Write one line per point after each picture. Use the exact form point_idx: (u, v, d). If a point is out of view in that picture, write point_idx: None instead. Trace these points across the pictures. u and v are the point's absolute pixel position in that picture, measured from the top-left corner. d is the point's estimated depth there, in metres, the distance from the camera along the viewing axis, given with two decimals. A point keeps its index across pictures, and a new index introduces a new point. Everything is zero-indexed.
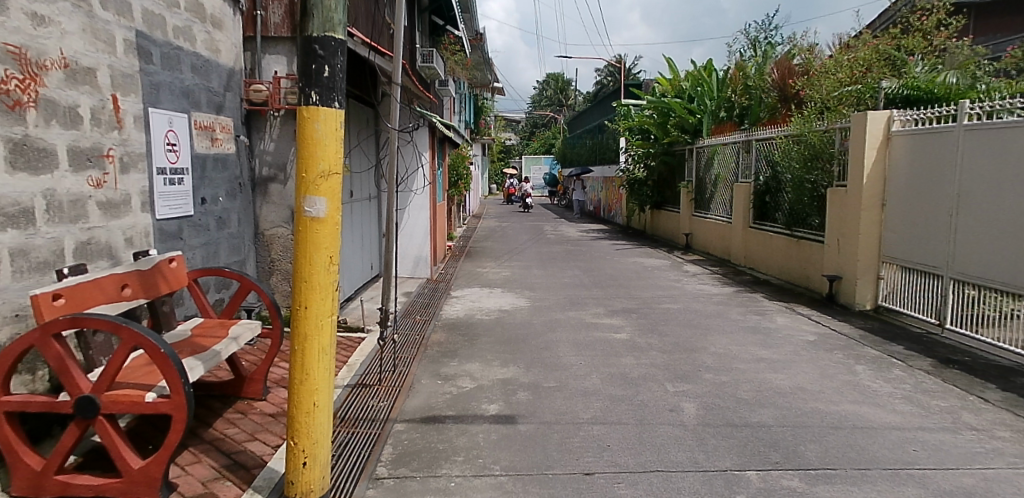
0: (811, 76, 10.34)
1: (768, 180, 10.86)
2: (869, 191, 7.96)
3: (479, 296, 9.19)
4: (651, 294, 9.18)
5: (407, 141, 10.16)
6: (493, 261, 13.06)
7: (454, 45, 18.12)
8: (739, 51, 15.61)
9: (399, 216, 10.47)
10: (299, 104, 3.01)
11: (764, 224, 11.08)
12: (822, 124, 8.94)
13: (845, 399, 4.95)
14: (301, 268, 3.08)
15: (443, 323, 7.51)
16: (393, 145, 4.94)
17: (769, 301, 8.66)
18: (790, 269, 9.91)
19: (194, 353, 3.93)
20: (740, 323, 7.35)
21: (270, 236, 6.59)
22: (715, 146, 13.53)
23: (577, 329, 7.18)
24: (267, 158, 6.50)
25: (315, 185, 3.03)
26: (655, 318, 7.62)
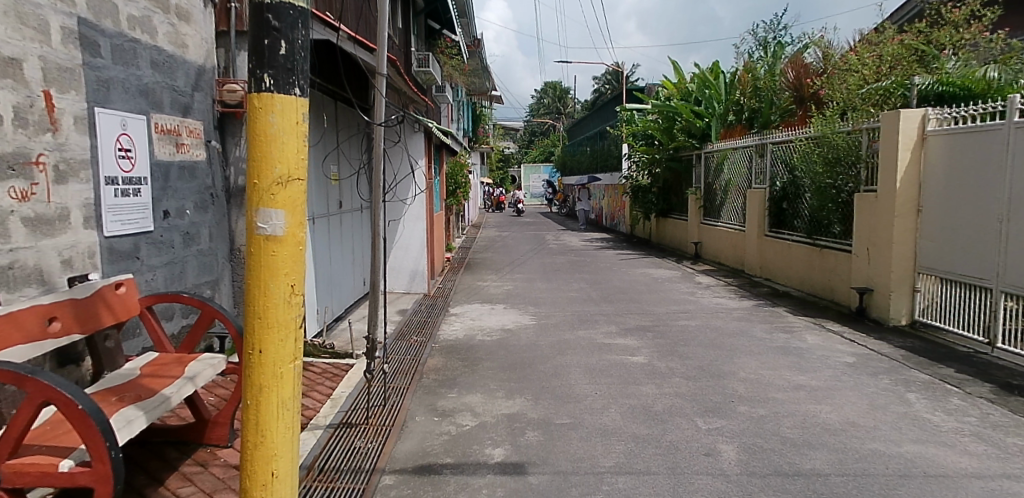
0: (831, 74, 9.71)
1: (787, 184, 10.19)
2: (903, 196, 7.30)
3: (480, 313, 8.51)
4: (665, 309, 8.51)
5: (396, 145, 9.55)
6: (494, 273, 12.40)
7: (451, 48, 17.56)
8: (746, 51, 14.98)
9: (393, 228, 9.84)
10: (248, 91, 2.35)
11: (781, 232, 10.43)
12: (846, 125, 8.37)
13: (906, 437, 4.28)
14: (254, 300, 2.42)
15: (441, 346, 6.84)
16: (378, 153, 4.18)
17: (794, 316, 7.99)
18: (812, 280, 9.26)
19: (138, 400, 3.22)
20: (767, 343, 6.68)
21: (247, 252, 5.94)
22: (724, 151, 12.93)
23: (589, 351, 6.51)
24: (243, 165, 5.84)
25: (271, 194, 2.37)
26: (675, 337, 6.95)
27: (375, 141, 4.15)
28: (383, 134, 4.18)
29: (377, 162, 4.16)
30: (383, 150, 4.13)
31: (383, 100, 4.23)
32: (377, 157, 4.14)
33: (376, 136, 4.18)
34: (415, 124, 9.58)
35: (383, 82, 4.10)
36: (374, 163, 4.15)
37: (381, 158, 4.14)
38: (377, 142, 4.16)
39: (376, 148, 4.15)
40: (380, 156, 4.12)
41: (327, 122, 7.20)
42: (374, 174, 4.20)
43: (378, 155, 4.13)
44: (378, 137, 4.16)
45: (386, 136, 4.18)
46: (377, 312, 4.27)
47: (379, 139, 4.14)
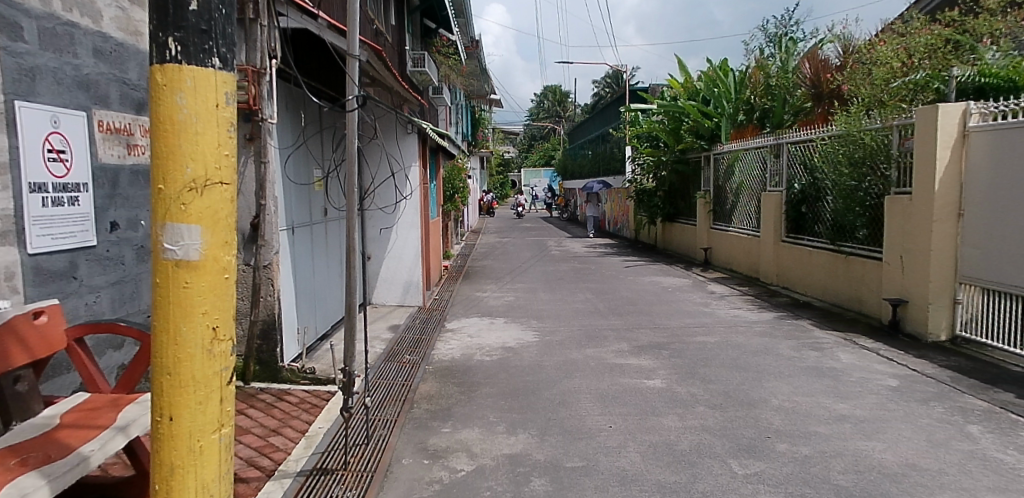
0: (856, 69, 9.08)
1: (808, 186, 9.54)
2: (941, 199, 6.64)
3: (478, 329, 7.82)
4: (680, 323, 7.85)
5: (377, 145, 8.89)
6: (494, 283, 11.73)
7: (448, 48, 16.98)
8: (756, 49, 14.28)
9: (385, 236, 9.16)
10: (152, 63, 1.71)
11: (800, 238, 9.79)
12: (874, 122, 7.77)
13: (980, 484, 3.61)
14: (161, 350, 1.77)
15: (435, 368, 6.18)
16: (353, 153, 3.51)
17: (821, 330, 7.34)
18: (837, 290, 8.61)
19: (45, 462, 2.54)
20: (797, 364, 6.01)
21: None
22: (734, 152, 12.35)
23: (600, 374, 5.82)
24: None
25: (182, 204, 1.72)
26: (693, 357, 6.28)
27: (347, 137, 3.49)
28: (357, 130, 3.52)
29: (352, 165, 3.48)
30: (359, 149, 3.47)
31: (356, 92, 3.60)
32: (350, 158, 3.48)
33: (349, 130, 3.52)
34: (409, 124, 8.91)
35: (356, 65, 3.49)
36: (347, 164, 3.48)
37: (356, 158, 3.48)
38: (349, 141, 3.50)
39: (348, 146, 3.50)
40: (356, 157, 3.46)
41: (309, 121, 6.58)
42: (346, 176, 3.53)
43: (352, 155, 3.47)
44: (352, 134, 3.50)
45: (361, 133, 3.53)
46: (352, 343, 3.63)
47: (353, 137, 3.48)
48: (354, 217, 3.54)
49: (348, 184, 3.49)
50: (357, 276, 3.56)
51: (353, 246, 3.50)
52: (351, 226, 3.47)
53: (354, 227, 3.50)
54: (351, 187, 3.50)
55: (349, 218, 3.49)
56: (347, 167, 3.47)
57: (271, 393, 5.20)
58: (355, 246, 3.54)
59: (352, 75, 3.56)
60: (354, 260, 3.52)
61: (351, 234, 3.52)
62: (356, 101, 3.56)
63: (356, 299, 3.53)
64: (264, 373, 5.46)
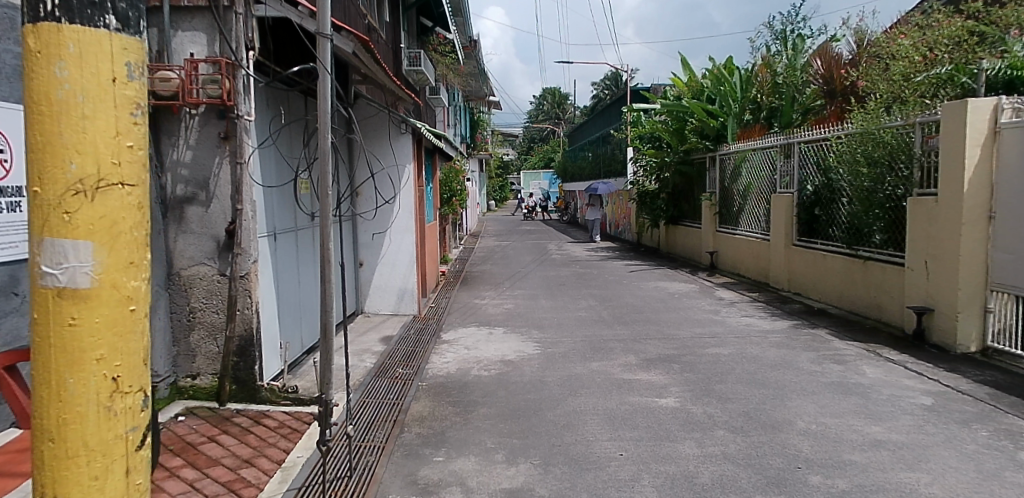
0: (872, 65, 8.67)
1: (822, 188, 9.12)
2: (972, 201, 6.19)
3: (476, 341, 7.34)
4: (690, 333, 7.40)
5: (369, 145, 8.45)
6: (493, 289, 11.28)
7: (444, 47, 16.57)
8: (762, 46, 13.87)
9: (378, 241, 8.70)
10: (28, 26, 1.31)
11: (813, 241, 9.36)
12: (895, 119, 7.36)
13: None
14: (42, 406, 1.37)
15: (429, 385, 5.73)
16: (327, 151, 3.05)
17: (841, 341, 6.89)
18: (854, 296, 8.17)
19: None
20: (821, 380, 5.55)
21: (189, 276, 4.92)
22: (742, 153, 11.93)
23: (607, 392, 5.36)
24: (182, 172, 4.85)
25: (65, 213, 1.33)
26: (707, 371, 5.83)
27: (319, 132, 3.04)
28: (331, 124, 3.07)
29: (325, 165, 3.03)
30: (333, 145, 3.02)
31: (330, 81, 3.16)
32: (324, 155, 3.02)
33: (322, 124, 3.07)
34: (402, 124, 8.47)
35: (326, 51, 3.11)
36: (321, 162, 3.03)
37: (331, 155, 3.02)
38: (322, 136, 3.05)
39: (320, 143, 3.04)
40: (330, 154, 3.01)
41: (293, 119, 6.14)
42: (319, 177, 3.08)
43: (326, 152, 3.01)
44: (325, 130, 3.05)
45: (336, 128, 3.08)
46: (329, 367, 3.18)
47: (326, 131, 3.03)
48: (328, 222, 3.09)
49: (321, 186, 3.03)
50: (334, 291, 3.13)
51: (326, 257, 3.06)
52: (323, 236, 3.02)
53: (328, 235, 3.05)
54: (325, 189, 3.04)
55: (322, 226, 3.04)
56: (319, 167, 3.01)
57: (248, 417, 4.75)
58: (330, 257, 3.09)
59: (325, 60, 3.13)
60: (329, 274, 3.07)
61: (325, 244, 3.07)
62: (330, 92, 3.11)
63: (333, 317, 3.09)
64: (241, 393, 4.99)
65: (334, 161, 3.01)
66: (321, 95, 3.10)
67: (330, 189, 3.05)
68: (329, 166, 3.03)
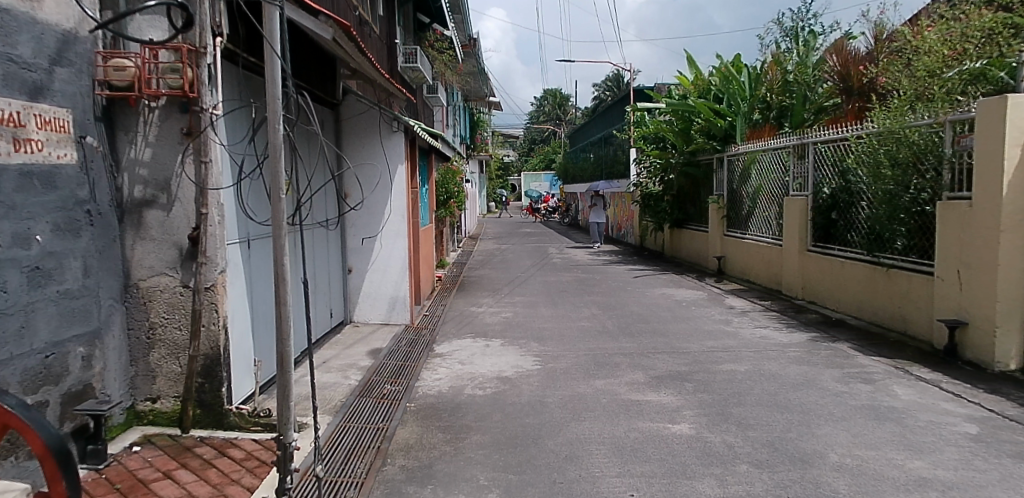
0: (893, 61, 8.23)
1: (839, 191, 8.62)
2: (1011, 206, 5.67)
3: (471, 354, 6.81)
4: (701, 346, 6.89)
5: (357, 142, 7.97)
6: (491, 295, 10.77)
7: (441, 42, 16.13)
8: (772, 43, 13.37)
9: (369, 246, 8.19)
10: None
11: (829, 247, 8.88)
12: (921, 118, 6.88)
13: None
14: None
15: (418, 406, 5.21)
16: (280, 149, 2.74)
17: (865, 356, 6.38)
18: (875, 307, 7.67)
19: None
20: (849, 403, 5.03)
21: (148, 288, 4.40)
22: (751, 154, 11.48)
23: (613, 417, 4.83)
24: (141, 172, 4.35)
25: None
26: (723, 392, 5.32)
27: (269, 127, 2.69)
28: (282, 114, 2.75)
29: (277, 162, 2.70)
30: (285, 138, 2.68)
31: (280, 63, 2.80)
32: (275, 153, 2.71)
33: (272, 115, 2.72)
34: (395, 122, 7.99)
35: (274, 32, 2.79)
36: (271, 161, 2.71)
37: (281, 152, 2.71)
38: (272, 128, 2.72)
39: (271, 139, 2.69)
40: (281, 151, 2.69)
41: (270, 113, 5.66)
42: (271, 177, 2.75)
43: (275, 149, 2.70)
44: (275, 121, 2.70)
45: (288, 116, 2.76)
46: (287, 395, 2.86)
47: (276, 123, 2.71)
48: (283, 231, 2.74)
49: (273, 188, 2.68)
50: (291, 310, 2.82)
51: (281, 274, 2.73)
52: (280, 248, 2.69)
53: (283, 248, 2.71)
54: (276, 190, 2.69)
55: (274, 235, 2.69)
56: (270, 166, 2.70)
57: (212, 446, 4.24)
58: (285, 273, 2.77)
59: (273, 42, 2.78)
60: (283, 296, 2.75)
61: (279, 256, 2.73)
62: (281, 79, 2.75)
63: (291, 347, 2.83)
64: (207, 418, 4.50)
65: (284, 158, 2.70)
66: (270, 80, 2.72)
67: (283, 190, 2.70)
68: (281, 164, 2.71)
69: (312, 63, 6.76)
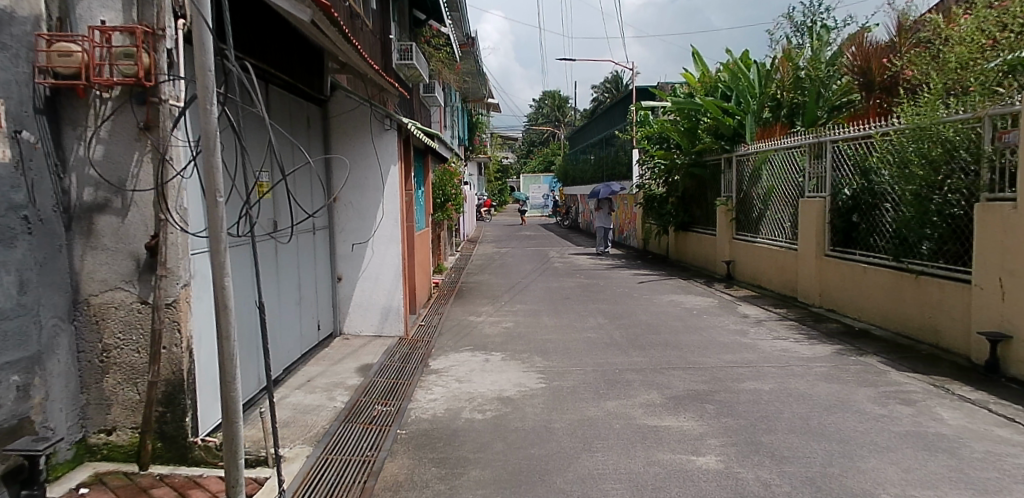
0: (922, 53, 7.73)
1: (861, 192, 8.10)
2: None
3: (470, 370, 6.28)
4: (718, 360, 6.36)
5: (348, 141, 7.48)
6: (491, 303, 10.25)
7: (437, 38, 15.57)
8: (782, 38, 12.86)
9: (360, 252, 7.65)
10: None
11: (849, 251, 8.37)
12: (955, 113, 6.41)
13: None
14: None
15: (410, 433, 4.67)
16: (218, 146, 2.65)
17: (899, 373, 5.85)
18: (903, 316, 7.16)
19: None
20: (891, 430, 4.50)
21: (101, 305, 3.87)
22: (762, 154, 10.95)
23: (628, 447, 4.29)
24: (91, 172, 3.82)
25: None
26: (750, 416, 4.78)
27: (203, 112, 2.57)
28: (213, 92, 2.59)
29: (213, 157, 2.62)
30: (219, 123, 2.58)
31: (211, 34, 2.61)
32: (210, 143, 2.60)
33: (204, 94, 2.59)
34: (387, 119, 7.46)
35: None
36: (206, 155, 2.59)
37: (216, 146, 2.60)
38: (205, 113, 2.58)
39: (206, 127, 2.58)
40: (216, 139, 2.59)
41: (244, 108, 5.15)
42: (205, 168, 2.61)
43: (212, 142, 2.59)
44: (206, 100, 2.57)
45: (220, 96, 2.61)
46: (231, 427, 2.80)
47: (207, 103, 2.57)
48: (222, 245, 2.64)
49: (211, 188, 2.59)
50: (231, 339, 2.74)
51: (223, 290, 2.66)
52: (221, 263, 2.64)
53: (222, 263, 2.63)
54: (213, 192, 2.60)
55: (213, 247, 2.61)
56: (206, 161, 2.59)
57: (172, 486, 3.70)
58: (228, 294, 2.69)
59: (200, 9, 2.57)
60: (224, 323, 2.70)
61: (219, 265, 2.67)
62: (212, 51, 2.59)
63: (237, 390, 2.79)
64: (169, 453, 3.96)
65: (219, 150, 2.60)
66: (197, 47, 2.55)
67: (222, 191, 2.62)
68: (217, 161, 2.62)
69: (296, 55, 6.25)
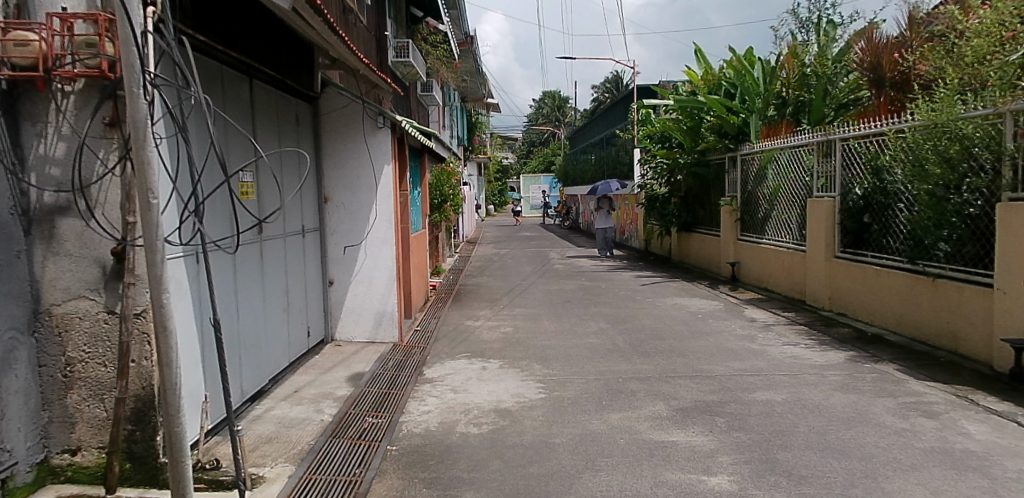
0: (936, 47, 7.43)
1: (873, 192, 7.80)
2: None
3: (466, 379, 5.99)
4: (727, 368, 6.06)
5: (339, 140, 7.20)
6: (489, 306, 9.95)
7: (434, 36, 15.27)
8: (787, 34, 12.57)
9: (352, 255, 7.36)
10: None
11: (861, 253, 8.08)
12: (975, 109, 6.12)
13: None
14: None
15: (401, 450, 4.37)
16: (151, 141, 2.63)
17: (918, 382, 5.55)
18: (919, 321, 6.87)
19: None
20: (915, 446, 4.20)
21: (64, 316, 3.57)
22: (768, 153, 10.66)
23: (633, 466, 3.99)
24: (53, 172, 3.52)
25: None
26: (763, 430, 4.49)
27: (130, 104, 2.52)
28: (140, 92, 2.55)
29: (146, 152, 2.60)
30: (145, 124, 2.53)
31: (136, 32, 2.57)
32: (141, 149, 2.56)
33: (130, 89, 2.54)
34: (380, 116, 7.22)
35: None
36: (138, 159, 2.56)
37: (146, 149, 2.56)
38: (134, 115, 2.54)
39: (134, 118, 2.53)
40: (146, 144, 2.55)
41: (224, 104, 4.85)
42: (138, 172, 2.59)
43: (141, 146, 2.55)
44: (133, 100, 2.53)
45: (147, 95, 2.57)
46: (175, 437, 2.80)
47: (134, 101, 2.52)
48: (156, 252, 2.64)
49: (145, 193, 2.57)
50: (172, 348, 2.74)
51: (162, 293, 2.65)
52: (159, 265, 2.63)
53: (158, 271, 2.62)
54: (147, 195, 2.57)
55: (147, 250, 2.59)
56: (138, 168, 2.57)
57: None
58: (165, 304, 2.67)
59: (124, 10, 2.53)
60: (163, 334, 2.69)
61: (156, 268, 2.65)
62: (138, 42, 2.57)
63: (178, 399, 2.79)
64: (138, 475, 3.65)
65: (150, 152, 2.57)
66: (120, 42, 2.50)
67: (155, 190, 2.59)
68: (150, 157, 2.60)
69: (285, 51, 5.94)
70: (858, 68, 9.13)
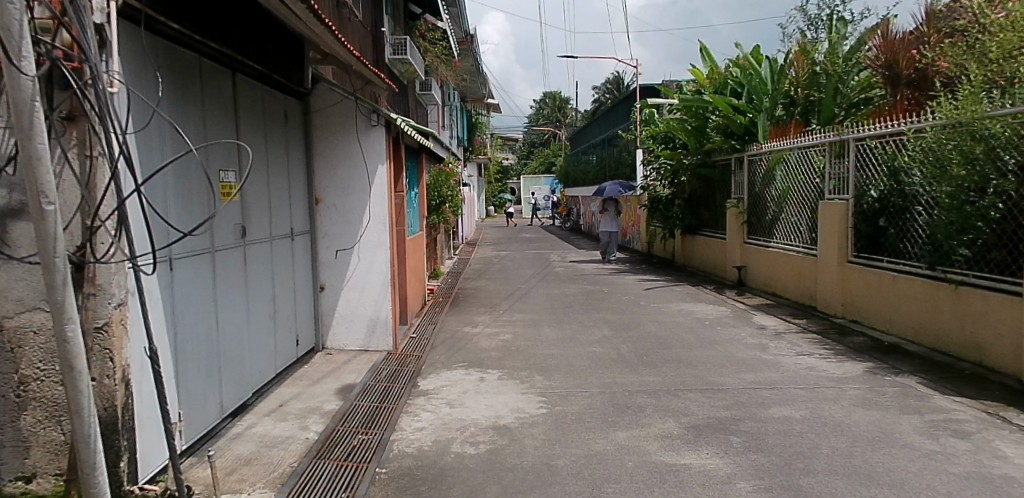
0: (957, 42, 7.10)
1: (890, 194, 7.47)
2: None
3: (463, 392, 5.65)
4: (739, 381, 5.73)
5: (332, 139, 6.88)
6: (489, 311, 9.63)
7: (433, 33, 14.92)
8: (796, 31, 12.23)
9: (345, 259, 7.03)
10: None
11: (876, 258, 7.75)
12: (1002, 107, 5.80)
13: None
14: None
15: (391, 473, 4.03)
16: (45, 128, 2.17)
17: (944, 397, 5.22)
18: (940, 330, 6.54)
19: None
20: (950, 471, 3.86)
21: (17, 331, 3.23)
22: (777, 153, 10.32)
23: (643, 493, 3.65)
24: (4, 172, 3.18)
25: None
26: (782, 452, 4.15)
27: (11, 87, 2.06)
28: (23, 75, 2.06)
29: (38, 144, 2.16)
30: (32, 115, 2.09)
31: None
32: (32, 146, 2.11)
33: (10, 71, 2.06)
34: (374, 114, 6.88)
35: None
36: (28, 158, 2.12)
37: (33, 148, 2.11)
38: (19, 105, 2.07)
39: (16, 99, 2.07)
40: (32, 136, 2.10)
41: (202, 99, 4.52)
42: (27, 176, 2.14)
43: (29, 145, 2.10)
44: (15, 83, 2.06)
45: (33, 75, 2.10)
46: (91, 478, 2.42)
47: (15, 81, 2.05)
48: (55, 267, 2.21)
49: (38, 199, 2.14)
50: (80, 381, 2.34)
51: (65, 319, 2.25)
52: (58, 284, 2.21)
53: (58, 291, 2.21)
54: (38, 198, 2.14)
55: (43, 268, 2.17)
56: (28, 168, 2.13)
57: None
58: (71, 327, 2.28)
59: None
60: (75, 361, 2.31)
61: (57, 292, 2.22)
62: (19, 5, 2.05)
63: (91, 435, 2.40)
64: None
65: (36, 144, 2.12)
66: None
67: (50, 193, 2.17)
68: (41, 151, 2.15)
69: (272, 43, 5.59)
70: (872, 65, 8.77)
